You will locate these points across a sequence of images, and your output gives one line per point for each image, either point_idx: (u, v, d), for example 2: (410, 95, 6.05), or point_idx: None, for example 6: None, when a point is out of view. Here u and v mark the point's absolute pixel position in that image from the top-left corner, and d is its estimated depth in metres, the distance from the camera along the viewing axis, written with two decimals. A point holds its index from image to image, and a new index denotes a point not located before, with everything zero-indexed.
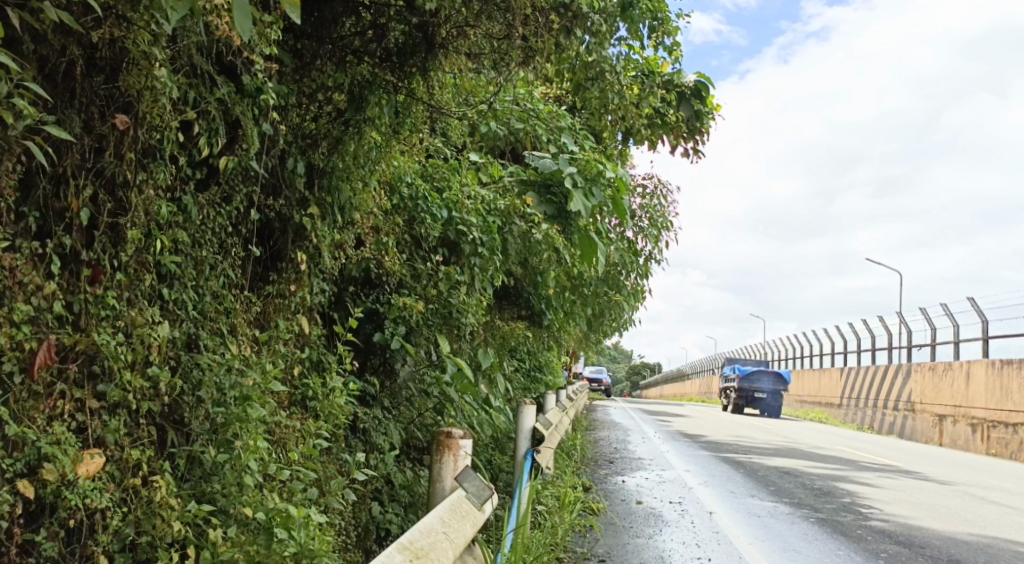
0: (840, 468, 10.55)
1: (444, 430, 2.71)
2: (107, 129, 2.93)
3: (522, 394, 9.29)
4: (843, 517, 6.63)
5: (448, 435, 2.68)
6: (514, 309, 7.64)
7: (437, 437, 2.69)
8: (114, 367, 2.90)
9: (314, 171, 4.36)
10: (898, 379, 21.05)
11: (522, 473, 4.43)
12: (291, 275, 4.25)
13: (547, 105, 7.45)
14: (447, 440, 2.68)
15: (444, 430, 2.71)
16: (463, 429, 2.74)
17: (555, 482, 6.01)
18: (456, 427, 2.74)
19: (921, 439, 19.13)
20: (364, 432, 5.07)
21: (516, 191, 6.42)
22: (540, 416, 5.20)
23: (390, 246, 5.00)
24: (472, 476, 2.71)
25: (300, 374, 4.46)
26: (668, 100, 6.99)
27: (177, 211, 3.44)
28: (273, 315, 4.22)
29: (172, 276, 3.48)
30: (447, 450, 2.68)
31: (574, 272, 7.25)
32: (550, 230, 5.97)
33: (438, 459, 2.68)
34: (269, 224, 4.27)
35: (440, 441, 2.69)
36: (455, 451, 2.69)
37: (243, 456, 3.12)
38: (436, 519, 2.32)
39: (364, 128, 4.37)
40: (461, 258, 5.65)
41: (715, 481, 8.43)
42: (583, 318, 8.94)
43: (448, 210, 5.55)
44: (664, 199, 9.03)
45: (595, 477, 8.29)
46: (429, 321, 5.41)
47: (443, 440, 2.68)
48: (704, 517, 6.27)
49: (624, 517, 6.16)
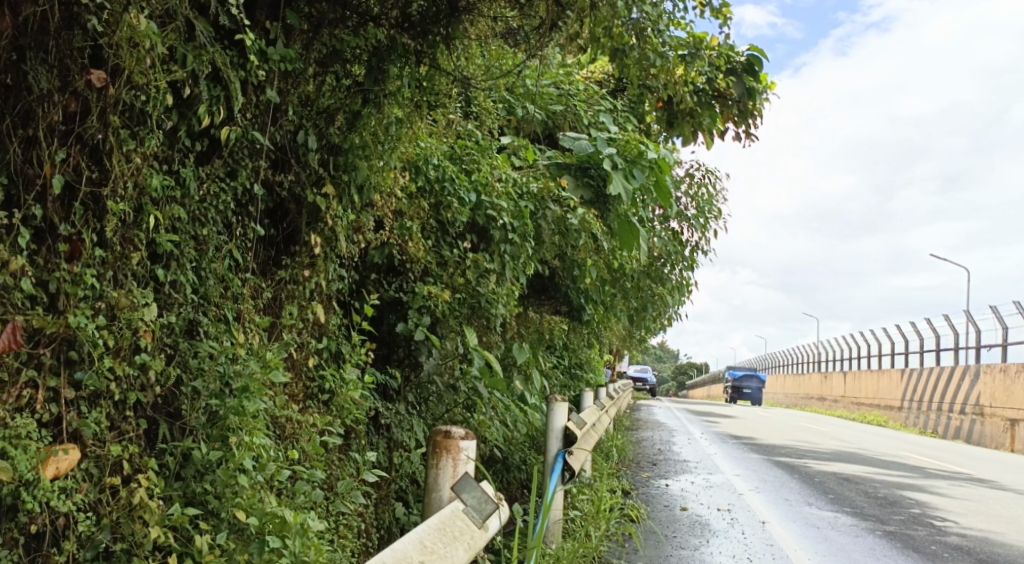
0: (900, 475, 10.01)
1: (442, 430, 2.39)
2: (88, 90, 2.68)
3: (559, 392, 8.95)
4: (915, 530, 6.15)
5: (446, 435, 2.36)
6: (552, 303, 7.28)
7: (433, 439, 2.37)
8: (94, 353, 2.61)
9: (330, 148, 4.09)
10: (965, 382, 20.24)
11: (551, 477, 4.06)
12: (305, 259, 3.99)
13: (587, 87, 7.15)
14: (445, 440, 2.36)
15: (441, 431, 2.39)
16: (466, 429, 2.43)
17: (593, 485, 5.67)
18: (457, 427, 2.42)
19: (990, 443, 18.32)
20: (388, 429, 4.76)
21: (551, 175, 6.11)
22: (574, 414, 4.84)
23: (415, 231, 4.73)
24: (472, 486, 2.30)
25: (316, 366, 4.17)
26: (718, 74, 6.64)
27: (175, 185, 3.16)
28: (285, 302, 3.95)
29: (169, 256, 3.19)
30: (444, 452, 2.36)
31: (615, 265, 6.87)
32: (587, 214, 5.65)
33: (434, 464, 2.35)
34: (281, 204, 4.01)
35: (437, 443, 2.37)
36: (455, 455, 2.36)
37: (236, 455, 2.81)
38: (413, 547, 1.94)
39: (384, 102, 4.09)
40: (491, 245, 5.36)
41: (768, 487, 7.96)
42: (625, 314, 8.57)
43: (477, 193, 5.25)
44: (713, 187, 8.63)
45: (637, 480, 7.91)
46: (456, 311, 5.10)
47: (440, 441, 2.36)
48: (755, 527, 5.85)
49: (668, 525, 5.78)
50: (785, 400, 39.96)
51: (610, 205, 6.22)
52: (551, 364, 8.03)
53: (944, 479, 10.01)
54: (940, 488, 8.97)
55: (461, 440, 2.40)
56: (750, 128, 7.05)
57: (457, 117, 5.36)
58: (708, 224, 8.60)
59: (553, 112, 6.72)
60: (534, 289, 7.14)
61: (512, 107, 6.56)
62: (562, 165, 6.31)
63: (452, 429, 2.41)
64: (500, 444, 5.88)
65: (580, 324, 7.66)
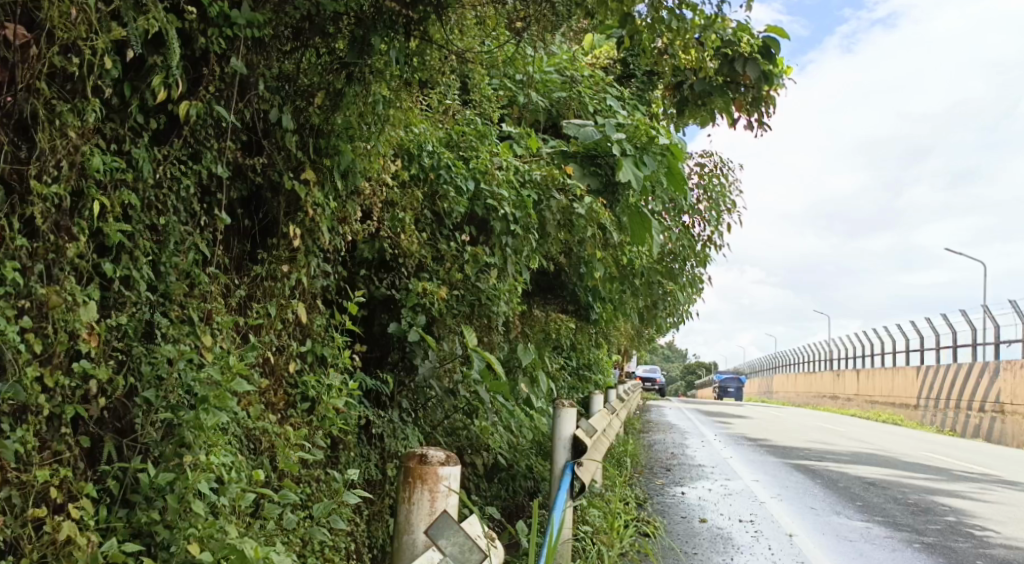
0: (925, 478, 9.58)
1: (417, 454, 1.97)
2: (8, 52, 2.30)
3: (568, 395, 8.55)
4: (955, 544, 5.73)
5: (419, 462, 1.95)
6: (559, 301, 6.85)
7: (405, 467, 1.96)
8: (16, 360, 2.22)
9: (310, 128, 3.71)
10: (984, 379, 19.77)
11: (561, 493, 3.66)
12: (283, 252, 3.60)
13: (593, 73, 6.76)
14: (418, 468, 1.95)
15: (415, 455, 1.98)
16: (448, 453, 2.01)
17: (604, 496, 5.27)
18: (436, 450, 2.01)
19: (1011, 442, 17.84)
20: (380, 439, 4.36)
21: (556, 163, 5.72)
22: (584, 421, 4.43)
23: (408, 223, 4.37)
24: (450, 527, 1.94)
25: (298, 370, 3.78)
26: (732, 59, 6.02)
27: (125, 167, 2.77)
28: (262, 300, 3.57)
29: (120, 248, 2.79)
30: (419, 484, 1.95)
31: (625, 260, 6.46)
32: (594, 203, 5.26)
33: (407, 499, 1.95)
34: (256, 192, 3.64)
35: (409, 472, 1.96)
36: (432, 488, 1.95)
37: (191, 478, 2.42)
38: None
39: (371, 79, 3.70)
40: (491, 237, 4.98)
41: (791, 494, 7.53)
42: (636, 313, 8.16)
43: (475, 181, 4.87)
44: (725, 179, 8.21)
45: (651, 488, 7.51)
46: (454, 309, 4.72)
47: (414, 469, 1.95)
48: (782, 541, 5.44)
49: (687, 540, 5.37)
50: (795, 398, 39.44)
51: (619, 195, 5.86)
52: (558, 365, 7.64)
53: (970, 481, 9.59)
54: (970, 492, 8.54)
55: (442, 467, 1.99)
56: (764, 116, 6.59)
57: (453, 101, 4.97)
58: (721, 216, 8.19)
59: (557, 99, 6.35)
60: (538, 288, 6.72)
61: (514, 94, 6.17)
62: (567, 154, 5.94)
63: (431, 452, 2.00)
64: (504, 452, 5.48)
65: (588, 323, 7.24)
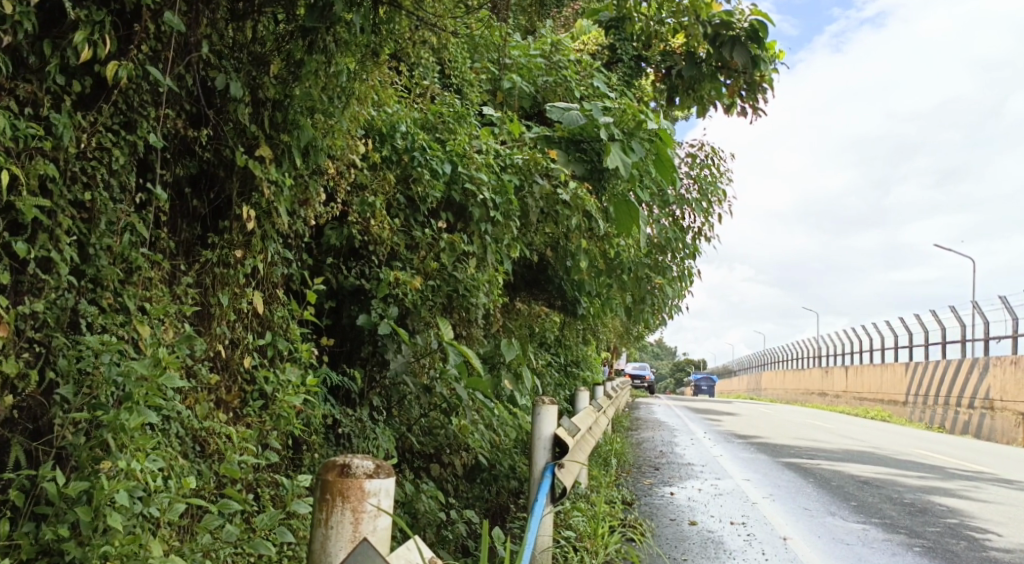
0: (919, 475, 9.33)
1: (341, 463, 1.64)
2: None
3: (554, 392, 8.22)
4: (954, 546, 5.49)
5: (339, 475, 1.62)
6: (546, 296, 6.51)
7: (322, 480, 1.64)
8: None
9: (267, 101, 3.37)
10: (974, 375, 19.55)
11: (539, 497, 3.35)
12: (236, 237, 3.28)
13: (579, 56, 6.43)
14: (338, 482, 1.62)
15: (340, 464, 1.64)
16: (380, 462, 1.67)
17: (589, 499, 4.97)
18: (365, 458, 1.67)
19: (1000, 438, 17.65)
20: (348, 440, 4.05)
21: (539, 149, 5.41)
22: (565, 419, 4.12)
23: (378, 208, 4.05)
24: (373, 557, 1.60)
25: (256, 365, 3.47)
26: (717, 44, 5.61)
27: (41, 134, 2.45)
28: (214, 288, 3.25)
29: (38, 226, 2.47)
30: (339, 500, 1.61)
31: (613, 252, 6.16)
32: (580, 189, 4.96)
33: (325, 519, 1.62)
34: (207, 171, 3.32)
35: (328, 486, 1.63)
36: (354, 506, 1.61)
37: (107, 487, 2.11)
38: None
39: (335, 49, 3.35)
40: (470, 224, 4.65)
41: (784, 494, 7.24)
42: (623, 308, 7.85)
43: (453, 164, 4.54)
44: (717, 169, 7.91)
45: (639, 489, 7.21)
46: (430, 300, 4.41)
47: (332, 482, 1.62)
48: (776, 545, 5.16)
49: (676, 545, 5.08)
50: (783, 395, 39.23)
51: (606, 182, 5.57)
52: (544, 361, 7.32)
53: (966, 479, 9.34)
54: (965, 491, 8.28)
55: (371, 479, 1.65)
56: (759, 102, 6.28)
57: (429, 80, 4.64)
58: (713, 207, 7.90)
59: (542, 85, 6.01)
60: (523, 282, 6.38)
61: (496, 78, 5.84)
62: (551, 138, 5.63)
63: (359, 460, 1.67)
64: (486, 453, 5.15)
65: (574, 317, 6.94)
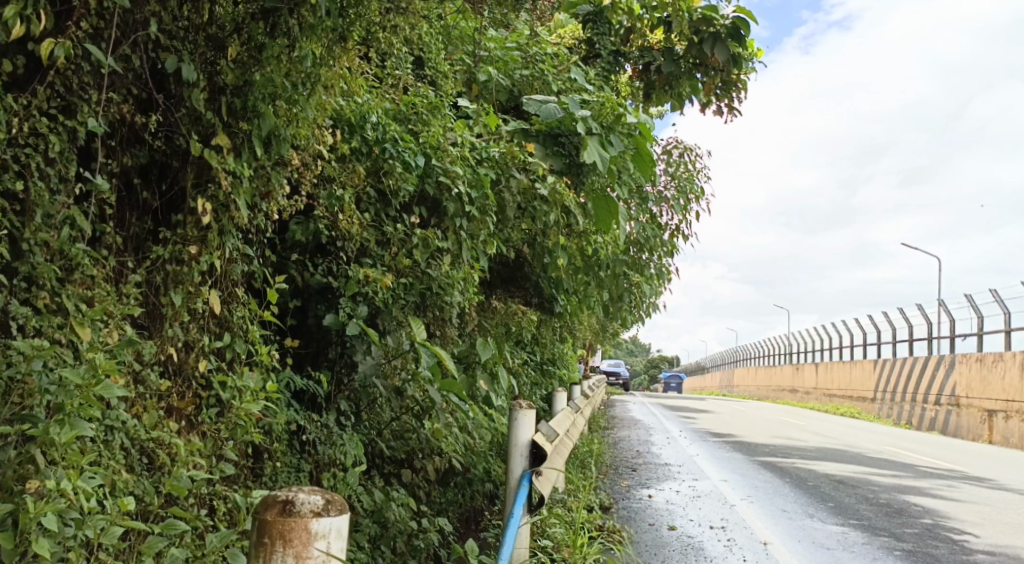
0: (897, 475, 9.25)
1: (284, 498, 1.55)
2: None
3: (530, 392, 8.03)
4: (935, 549, 5.37)
5: (280, 515, 1.52)
6: (523, 295, 6.30)
7: (261, 521, 1.53)
8: None
9: (226, 87, 3.14)
10: (941, 372, 19.63)
11: (514, 507, 3.16)
12: (191, 231, 3.05)
13: (557, 49, 6.22)
14: (279, 523, 1.52)
15: (282, 500, 1.55)
16: (329, 496, 1.58)
17: (566, 505, 4.79)
18: (310, 492, 1.57)
19: (966, 435, 17.74)
20: (314, 446, 3.83)
21: (516, 143, 5.20)
22: (543, 423, 3.92)
23: (347, 202, 3.82)
24: None
25: (214, 369, 3.24)
26: (697, 39, 5.37)
27: None
28: (168, 287, 3.02)
29: None
30: (280, 542, 1.51)
31: (590, 250, 5.97)
32: (558, 183, 4.77)
33: (264, 562, 1.53)
34: (159, 160, 3.11)
35: (267, 527, 1.53)
36: (298, 549, 1.52)
37: (32, 509, 1.93)
38: None
39: (299, 34, 3.05)
40: (444, 220, 4.44)
41: (764, 496, 7.10)
42: (601, 307, 7.67)
43: (426, 156, 4.32)
44: (694, 166, 7.76)
45: (616, 491, 7.05)
46: (401, 298, 4.19)
47: (273, 523, 1.52)
48: (756, 551, 5.01)
49: (653, 551, 4.91)
50: (756, 392, 39.36)
51: (585, 177, 5.37)
52: (520, 361, 7.13)
53: (942, 478, 9.27)
54: (942, 490, 8.19)
55: (319, 517, 1.55)
56: (736, 101, 6.15)
57: (402, 69, 4.41)
58: (690, 205, 7.76)
59: (518, 78, 5.80)
60: (498, 280, 6.17)
61: (472, 71, 5.62)
62: (528, 131, 5.41)
63: (303, 496, 1.57)
64: (460, 457, 4.95)
65: (550, 316, 6.75)
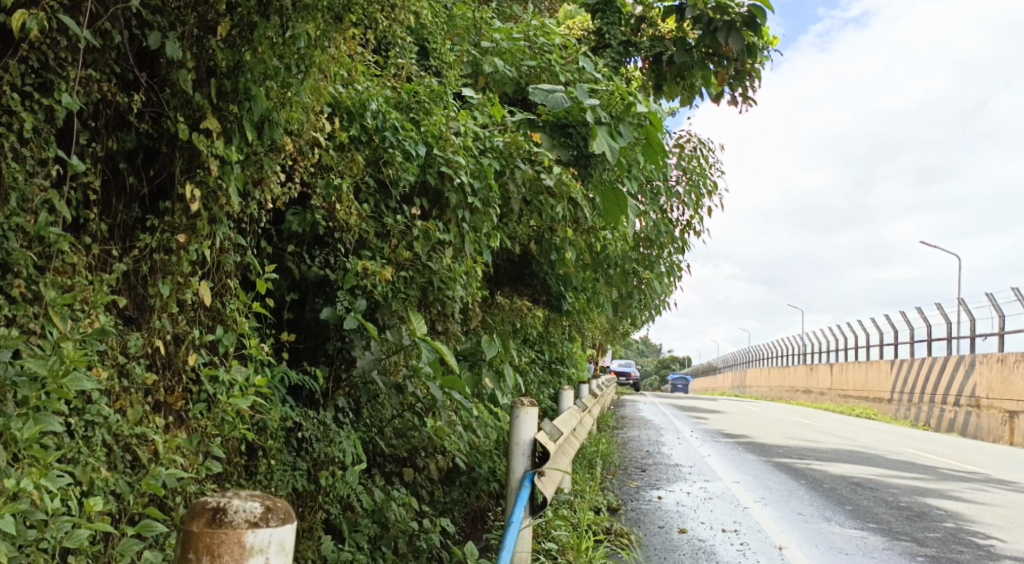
0: (914, 476, 9.06)
1: (212, 507, 1.43)
2: None
3: (538, 391, 7.87)
4: (957, 554, 5.20)
5: (208, 528, 1.41)
6: (530, 292, 6.15)
7: (187, 533, 1.43)
8: None
9: (216, 69, 3.00)
10: (960, 373, 19.37)
11: (517, 509, 3.02)
12: (178, 219, 2.92)
13: (565, 40, 6.05)
14: (207, 536, 1.41)
15: (210, 508, 1.44)
16: (269, 504, 1.46)
17: (574, 507, 4.65)
18: (246, 499, 1.46)
19: (986, 437, 17.51)
20: (310, 444, 3.69)
21: (522, 133, 5.05)
22: (546, 422, 3.78)
23: (344, 191, 3.69)
24: None
25: (203, 363, 3.12)
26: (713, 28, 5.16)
27: None
28: (154, 276, 2.90)
29: None
30: (207, 557, 1.41)
31: (599, 246, 5.82)
32: (564, 174, 4.63)
33: None
34: (146, 145, 2.98)
35: (192, 541, 1.42)
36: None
37: None
38: None
39: (293, 14, 2.89)
40: (446, 211, 4.29)
41: (776, 498, 6.93)
42: (612, 306, 7.51)
43: (427, 146, 4.17)
44: (707, 160, 7.58)
45: (624, 492, 6.90)
46: (402, 292, 4.05)
47: (200, 536, 1.41)
48: (771, 555, 4.85)
49: (665, 555, 4.77)
50: (768, 393, 39.09)
51: (592, 169, 5.23)
52: (527, 359, 6.98)
53: (962, 481, 9.08)
54: (961, 493, 8.00)
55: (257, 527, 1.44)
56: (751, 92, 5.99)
57: (403, 56, 4.26)
58: (702, 201, 7.58)
59: (526, 69, 5.56)
60: (504, 276, 6.02)
61: (478, 62, 5.46)
62: (534, 122, 5.26)
63: (237, 502, 1.45)
64: (464, 457, 4.81)
65: (557, 313, 6.60)
